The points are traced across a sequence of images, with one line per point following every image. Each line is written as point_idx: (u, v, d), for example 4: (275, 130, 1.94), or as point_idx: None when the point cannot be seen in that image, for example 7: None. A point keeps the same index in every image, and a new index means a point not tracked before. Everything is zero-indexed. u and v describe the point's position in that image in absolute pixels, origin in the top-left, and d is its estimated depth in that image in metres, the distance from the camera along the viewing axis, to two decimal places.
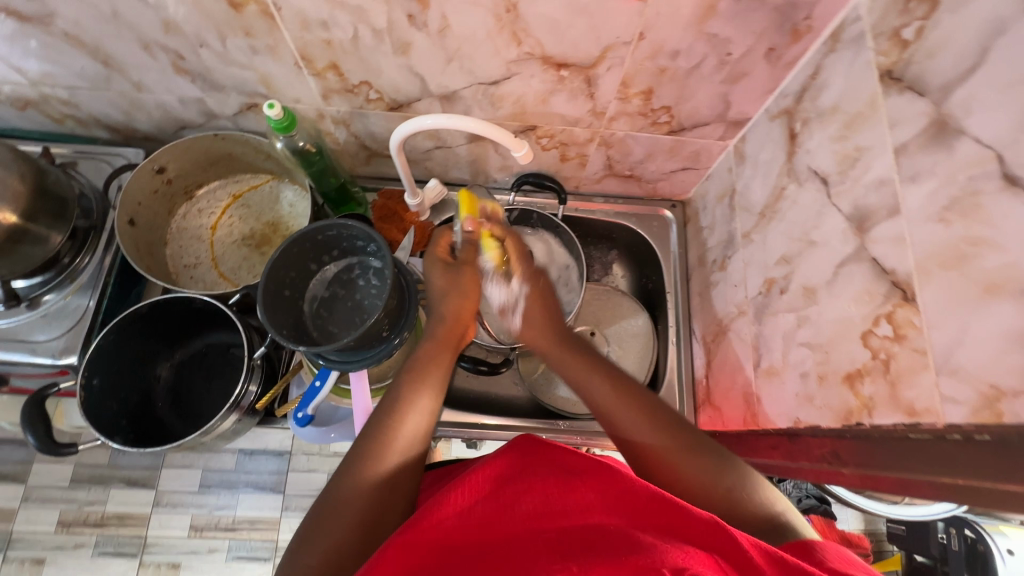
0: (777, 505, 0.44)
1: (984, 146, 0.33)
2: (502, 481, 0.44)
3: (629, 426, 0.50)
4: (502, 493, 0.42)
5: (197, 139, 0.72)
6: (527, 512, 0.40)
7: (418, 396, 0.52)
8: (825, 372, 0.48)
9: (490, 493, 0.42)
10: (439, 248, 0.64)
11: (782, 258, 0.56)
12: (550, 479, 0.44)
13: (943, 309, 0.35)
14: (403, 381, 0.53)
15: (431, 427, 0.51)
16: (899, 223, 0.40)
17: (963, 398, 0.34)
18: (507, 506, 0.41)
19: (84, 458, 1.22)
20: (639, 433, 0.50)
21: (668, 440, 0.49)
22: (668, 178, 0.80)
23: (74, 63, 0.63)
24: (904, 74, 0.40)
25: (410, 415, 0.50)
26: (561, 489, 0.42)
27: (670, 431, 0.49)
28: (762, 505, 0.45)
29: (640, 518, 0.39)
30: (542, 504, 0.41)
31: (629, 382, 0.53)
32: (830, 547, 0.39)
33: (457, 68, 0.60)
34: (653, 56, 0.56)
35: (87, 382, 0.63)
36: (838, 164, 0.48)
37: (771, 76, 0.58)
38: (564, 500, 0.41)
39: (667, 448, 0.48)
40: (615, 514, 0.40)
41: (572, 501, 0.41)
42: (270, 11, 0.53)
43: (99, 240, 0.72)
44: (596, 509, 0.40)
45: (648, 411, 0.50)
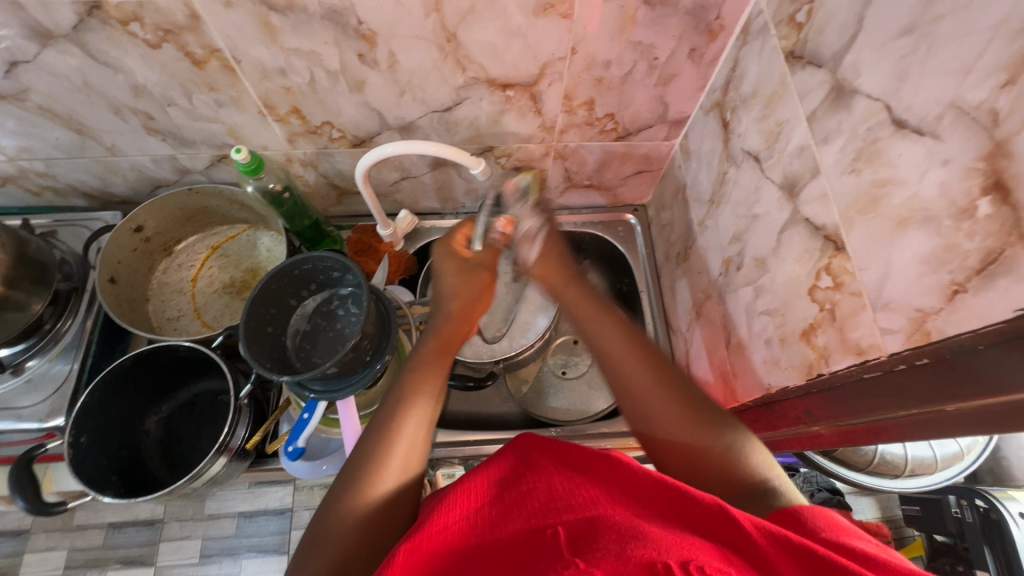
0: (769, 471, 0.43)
1: (874, 100, 0.37)
2: (506, 481, 0.42)
3: (629, 378, 0.52)
4: (504, 496, 0.40)
5: (172, 195, 0.75)
6: (531, 511, 0.37)
7: (413, 401, 0.51)
8: (785, 333, 0.50)
9: (492, 496, 0.40)
10: (456, 241, 0.64)
11: (734, 237, 0.59)
12: (555, 475, 0.40)
13: (868, 250, 0.38)
14: (401, 390, 0.52)
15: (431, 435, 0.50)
16: (821, 181, 0.43)
17: (898, 327, 0.36)
18: (510, 508, 0.38)
19: (77, 542, 1.18)
20: (632, 388, 0.51)
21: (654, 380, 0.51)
22: (626, 183, 0.85)
23: (50, 135, 0.67)
24: (803, 51, 0.45)
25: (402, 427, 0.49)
26: (566, 485, 0.38)
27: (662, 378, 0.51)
28: (751, 470, 0.43)
29: (657, 508, 0.35)
30: (545, 502, 0.37)
31: (639, 338, 0.54)
32: (820, 511, 0.36)
33: (410, 99, 0.64)
34: (588, 68, 0.61)
35: (75, 440, 0.63)
36: (765, 141, 0.52)
37: (698, 74, 0.63)
38: (570, 496, 0.37)
39: (653, 403, 0.49)
40: (627, 505, 0.36)
41: (577, 496, 0.37)
42: (231, 64, 0.57)
43: (81, 301, 0.74)
44: (606, 503, 0.36)
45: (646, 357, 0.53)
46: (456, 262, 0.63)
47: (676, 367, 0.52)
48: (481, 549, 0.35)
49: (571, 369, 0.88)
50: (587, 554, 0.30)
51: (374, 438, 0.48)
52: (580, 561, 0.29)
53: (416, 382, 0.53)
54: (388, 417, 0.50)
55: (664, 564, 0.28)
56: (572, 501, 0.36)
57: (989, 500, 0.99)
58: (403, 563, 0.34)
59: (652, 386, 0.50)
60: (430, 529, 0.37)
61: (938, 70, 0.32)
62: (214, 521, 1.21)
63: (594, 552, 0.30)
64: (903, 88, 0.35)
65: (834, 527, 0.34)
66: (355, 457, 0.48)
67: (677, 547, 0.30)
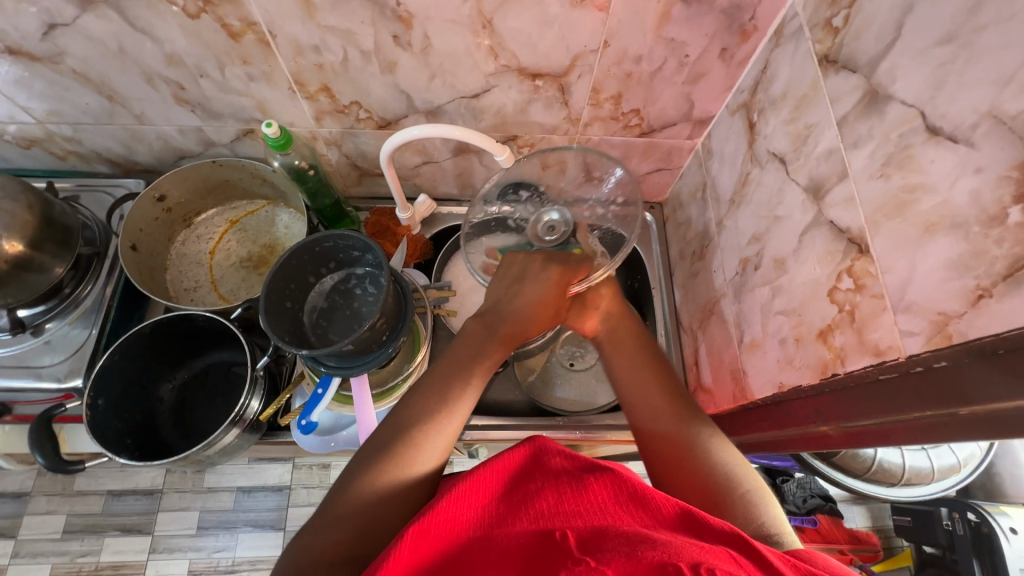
0: (775, 527, 0.44)
1: (909, 106, 0.38)
2: (515, 483, 0.43)
3: (661, 414, 0.54)
4: (514, 497, 0.41)
5: (195, 166, 0.76)
6: (539, 512, 0.38)
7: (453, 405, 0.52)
8: (801, 333, 0.51)
9: (501, 496, 0.42)
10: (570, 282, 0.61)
11: (753, 237, 0.60)
12: (564, 480, 0.42)
13: (893, 253, 0.39)
14: (438, 378, 0.53)
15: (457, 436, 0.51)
16: (849, 185, 0.44)
17: (918, 329, 0.37)
18: (518, 509, 0.40)
19: (77, 507, 1.20)
20: (662, 426, 0.53)
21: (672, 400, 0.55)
22: (644, 180, 0.85)
23: (80, 100, 0.67)
24: (838, 56, 0.46)
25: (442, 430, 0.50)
26: (573, 490, 0.40)
27: (680, 399, 0.55)
28: (751, 516, 0.45)
29: (666, 522, 0.37)
30: (553, 505, 0.39)
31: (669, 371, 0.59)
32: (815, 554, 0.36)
33: (440, 83, 0.65)
34: (618, 62, 0.62)
35: (93, 402, 0.64)
36: (792, 143, 0.52)
37: (727, 75, 0.63)
38: (579, 502, 0.39)
39: (680, 437, 0.51)
40: (634, 517, 0.37)
41: (587, 502, 0.39)
42: (266, 38, 0.58)
43: (102, 267, 0.75)
44: (614, 511, 0.38)
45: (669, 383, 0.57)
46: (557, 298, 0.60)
47: (709, 416, 0.54)
48: (488, 542, 0.37)
49: (579, 361, 0.88)
50: (596, 553, 0.31)
51: (404, 427, 0.49)
52: (590, 560, 0.31)
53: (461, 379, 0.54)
54: (433, 412, 0.50)
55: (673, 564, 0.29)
56: (580, 508, 0.38)
57: (981, 514, 1.01)
58: (411, 546, 0.36)
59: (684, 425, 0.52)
60: (441, 515, 0.39)
61: (976, 79, 0.33)
62: (213, 493, 1.22)
63: (604, 551, 0.31)
64: (940, 96, 0.35)
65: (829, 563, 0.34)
66: (378, 437, 0.49)
67: (686, 550, 0.31)
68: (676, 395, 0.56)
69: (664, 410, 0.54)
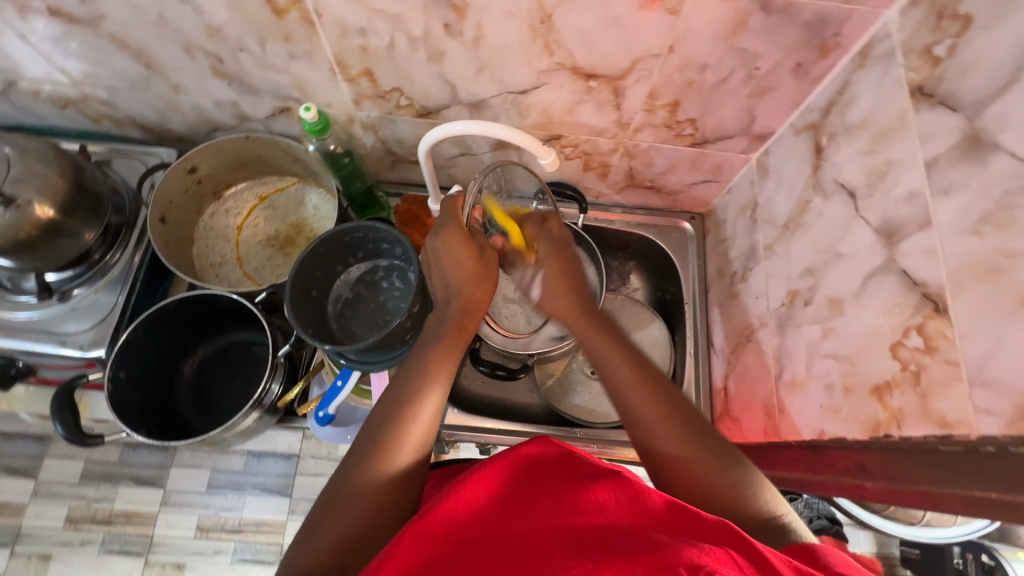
0: (781, 509, 0.45)
1: (1020, 161, 0.34)
2: (518, 480, 0.42)
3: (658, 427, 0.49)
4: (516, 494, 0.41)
5: (228, 140, 0.74)
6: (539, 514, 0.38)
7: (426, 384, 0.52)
8: (851, 384, 0.48)
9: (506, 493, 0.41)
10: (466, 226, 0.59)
11: (806, 270, 0.56)
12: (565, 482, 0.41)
13: (976, 322, 0.36)
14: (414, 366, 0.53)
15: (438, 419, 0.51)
16: (930, 236, 0.40)
17: (999, 410, 0.34)
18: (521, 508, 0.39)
19: (94, 455, 1.23)
20: (664, 438, 0.48)
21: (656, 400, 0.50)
22: (689, 190, 0.81)
23: (117, 65, 0.65)
24: (935, 90, 0.41)
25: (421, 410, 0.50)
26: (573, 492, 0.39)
27: (662, 396, 0.50)
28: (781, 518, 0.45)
29: (655, 519, 0.36)
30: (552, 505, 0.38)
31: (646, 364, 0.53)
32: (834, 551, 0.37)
33: (488, 76, 0.61)
34: (681, 68, 0.57)
35: (115, 374, 0.64)
36: (866, 177, 0.48)
37: (797, 91, 0.59)
38: (575, 501, 0.38)
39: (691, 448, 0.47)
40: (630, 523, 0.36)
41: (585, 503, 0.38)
42: (311, 17, 0.55)
43: (131, 236, 0.74)
44: (612, 512, 0.37)
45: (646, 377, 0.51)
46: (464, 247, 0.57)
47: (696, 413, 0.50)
48: (488, 543, 0.36)
49: None
50: (591, 559, 0.31)
51: (383, 419, 0.49)
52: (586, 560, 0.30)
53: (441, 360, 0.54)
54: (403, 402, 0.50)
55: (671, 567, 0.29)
56: (580, 507, 0.37)
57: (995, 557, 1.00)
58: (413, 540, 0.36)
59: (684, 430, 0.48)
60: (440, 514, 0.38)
61: None
62: (224, 455, 1.24)
63: (601, 554, 0.31)
64: None
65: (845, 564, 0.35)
66: (367, 430, 0.49)
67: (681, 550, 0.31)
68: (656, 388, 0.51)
69: (690, 444, 0.48)
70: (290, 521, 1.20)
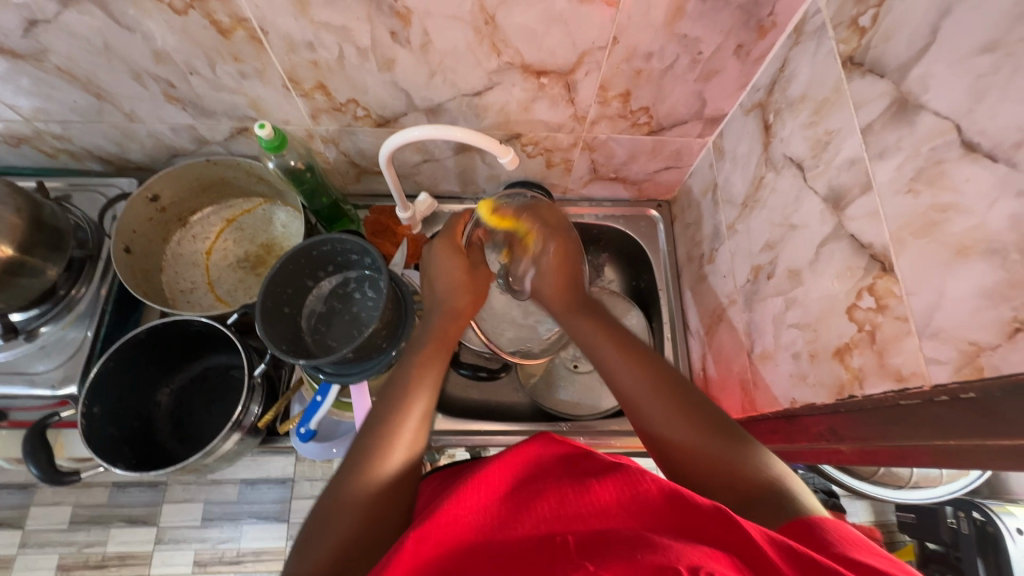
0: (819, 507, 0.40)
1: (943, 118, 0.35)
2: (515, 482, 0.43)
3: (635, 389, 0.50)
4: (517, 496, 0.40)
5: (189, 165, 0.74)
6: (540, 515, 0.37)
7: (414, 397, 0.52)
8: (815, 350, 0.49)
9: (503, 496, 0.41)
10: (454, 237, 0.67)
11: (766, 245, 0.58)
12: (565, 481, 0.41)
13: (919, 276, 0.37)
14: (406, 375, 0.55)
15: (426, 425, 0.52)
16: (872, 198, 0.42)
17: (946, 358, 0.35)
18: (521, 510, 0.39)
19: (82, 499, 1.20)
20: (639, 398, 0.49)
21: (665, 400, 0.48)
22: (652, 178, 0.83)
23: (67, 98, 0.65)
24: (864, 58, 0.43)
25: (408, 415, 0.51)
26: (574, 490, 0.39)
27: (667, 387, 0.49)
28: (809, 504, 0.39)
29: (656, 509, 0.36)
30: (554, 506, 0.38)
31: (652, 362, 0.52)
32: (837, 523, 0.35)
33: (440, 81, 0.62)
34: (628, 58, 0.59)
35: (88, 409, 0.63)
36: (811, 149, 0.50)
37: (742, 72, 0.60)
38: (575, 502, 0.38)
39: (660, 403, 0.48)
40: (634, 515, 0.36)
41: (587, 502, 0.37)
42: (257, 35, 0.55)
43: (95, 269, 0.73)
44: (614, 510, 0.37)
45: (651, 374, 0.51)
46: (457, 262, 0.65)
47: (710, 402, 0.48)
48: (492, 549, 0.36)
49: (583, 362, 0.87)
50: (596, 560, 0.31)
51: (375, 429, 0.50)
52: (591, 564, 0.30)
53: (428, 369, 0.56)
54: (395, 414, 0.51)
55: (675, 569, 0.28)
56: (581, 508, 0.37)
57: (987, 514, 1.01)
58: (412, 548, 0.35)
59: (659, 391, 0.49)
60: (441, 517, 0.38)
61: (1022, 94, 0.30)
62: (216, 486, 1.22)
63: (604, 556, 0.31)
64: (978, 109, 0.33)
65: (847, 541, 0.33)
66: (359, 442, 0.49)
67: (685, 552, 0.30)
68: (663, 385, 0.49)
69: (705, 433, 0.45)
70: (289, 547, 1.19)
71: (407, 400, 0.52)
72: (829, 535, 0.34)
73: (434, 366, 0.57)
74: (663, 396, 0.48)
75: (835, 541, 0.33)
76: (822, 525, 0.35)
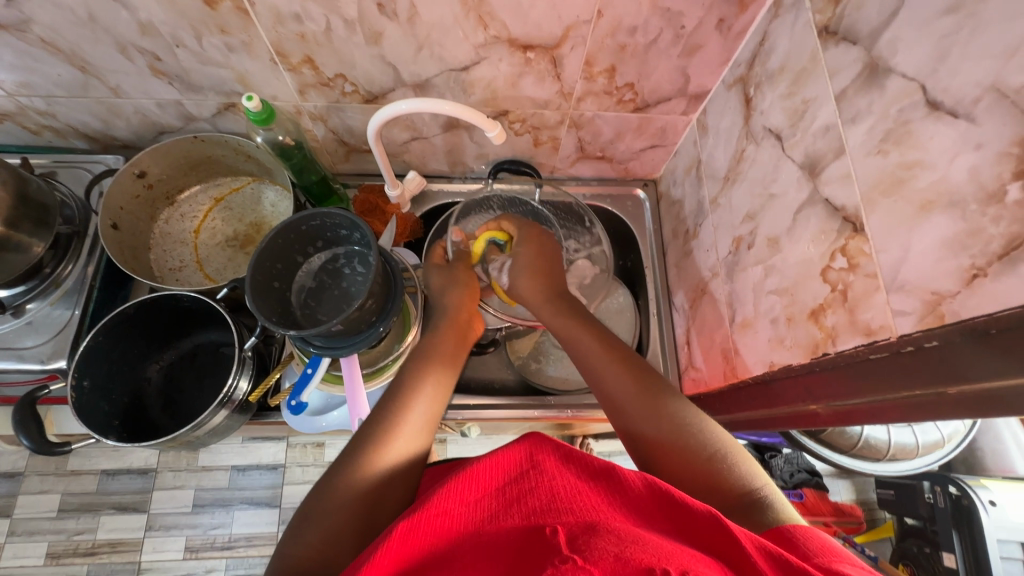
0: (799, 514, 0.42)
1: (910, 79, 0.37)
2: (508, 475, 0.44)
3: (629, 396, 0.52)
4: (507, 490, 0.42)
5: (176, 142, 0.74)
6: (531, 509, 0.39)
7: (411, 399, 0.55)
8: (792, 313, 0.51)
9: (494, 490, 0.43)
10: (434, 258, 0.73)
11: (747, 216, 0.59)
12: (556, 477, 0.43)
13: (887, 232, 0.39)
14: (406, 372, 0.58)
15: (427, 423, 0.54)
16: (845, 162, 0.43)
17: (911, 309, 0.37)
18: (511, 504, 0.41)
19: (71, 486, 1.20)
20: (620, 396, 0.52)
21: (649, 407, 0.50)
22: (638, 157, 0.84)
23: (51, 71, 0.64)
24: (838, 27, 0.44)
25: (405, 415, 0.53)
26: (567, 489, 0.41)
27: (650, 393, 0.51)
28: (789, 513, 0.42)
29: (645, 515, 0.38)
30: (544, 501, 0.40)
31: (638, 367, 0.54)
32: (811, 533, 0.37)
33: (428, 55, 0.62)
34: (612, 33, 0.60)
35: (78, 382, 0.64)
36: (789, 119, 0.51)
37: (724, 47, 0.62)
38: (571, 500, 0.40)
39: (674, 432, 0.48)
40: (622, 514, 0.38)
41: (577, 501, 0.39)
42: (244, 6, 0.55)
43: (83, 246, 0.73)
44: (602, 508, 0.39)
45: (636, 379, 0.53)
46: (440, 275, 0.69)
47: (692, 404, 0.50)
48: (481, 538, 0.37)
49: None
50: (582, 553, 0.32)
51: (372, 426, 0.52)
52: (577, 558, 0.32)
53: (424, 372, 0.58)
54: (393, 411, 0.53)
55: (661, 572, 0.30)
56: (571, 504, 0.39)
57: (962, 488, 1.04)
58: (402, 540, 0.37)
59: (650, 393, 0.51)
60: (434, 512, 0.40)
61: (981, 51, 0.32)
62: (207, 472, 1.23)
63: (590, 550, 0.33)
64: (942, 69, 0.35)
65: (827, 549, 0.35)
66: (354, 438, 0.51)
67: (675, 556, 0.33)
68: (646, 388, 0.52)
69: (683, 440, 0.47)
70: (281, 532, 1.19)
71: (407, 404, 0.55)
72: (811, 545, 0.35)
73: (443, 382, 0.59)
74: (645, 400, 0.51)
75: (814, 551, 0.34)
76: (809, 544, 0.36)
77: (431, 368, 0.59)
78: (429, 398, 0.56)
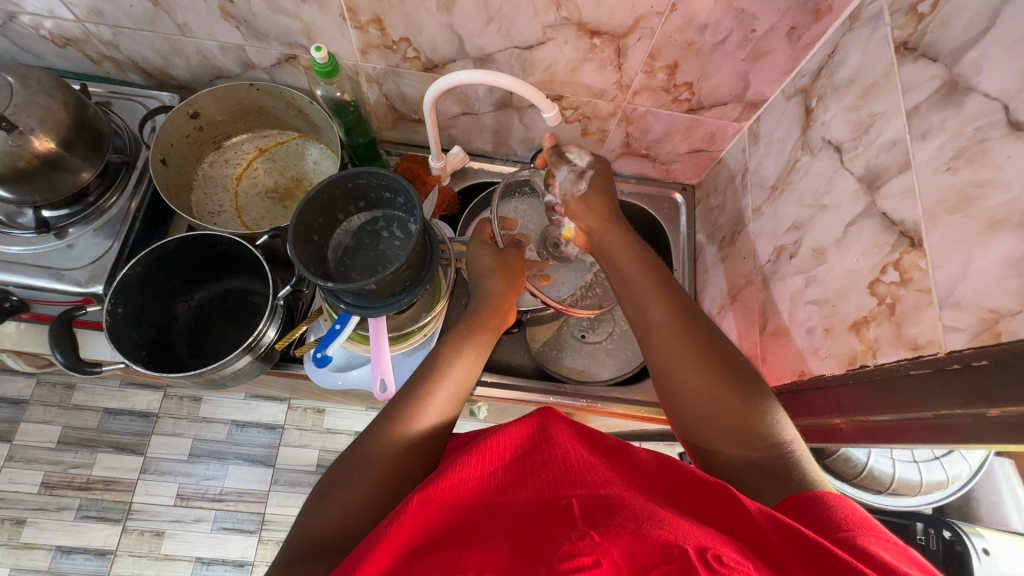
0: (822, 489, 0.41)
1: (992, 99, 0.37)
2: (521, 448, 0.43)
3: (701, 398, 0.47)
4: (521, 462, 0.41)
5: (232, 87, 0.75)
6: (546, 480, 0.39)
7: (437, 385, 0.54)
8: (831, 324, 0.51)
9: (509, 463, 0.42)
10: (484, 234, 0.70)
11: (792, 225, 0.59)
12: (571, 453, 0.42)
13: (948, 249, 0.39)
14: (436, 356, 0.57)
15: (451, 405, 0.54)
16: (909, 177, 0.43)
17: (964, 325, 0.37)
18: (525, 474, 0.40)
19: (73, 420, 1.21)
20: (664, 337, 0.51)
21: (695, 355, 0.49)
22: (681, 160, 0.84)
23: (124, 2, 0.65)
24: (918, 43, 0.44)
25: (427, 406, 0.52)
26: (581, 462, 0.40)
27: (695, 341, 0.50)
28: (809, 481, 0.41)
29: (661, 495, 0.38)
30: (560, 473, 0.39)
31: (686, 310, 0.53)
32: (841, 500, 0.37)
33: (495, 29, 0.63)
34: (682, 28, 0.60)
35: (112, 309, 0.65)
36: (852, 131, 0.51)
37: (789, 57, 0.62)
38: (586, 474, 0.39)
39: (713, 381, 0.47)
40: (639, 491, 0.38)
41: (594, 474, 0.39)
42: None
43: (129, 177, 0.74)
44: (618, 483, 0.38)
45: (680, 324, 0.51)
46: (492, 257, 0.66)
47: (732, 359, 0.49)
48: (495, 507, 0.38)
49: (591, 333, 0.89)
50: (600, 528, 0.33)
51: (394, 408, 0.52)
52: (594, 533, 0.32)
53: (452, 361, 0.56)
54: (416, 391, 0.53)
55: (681, 547, 0.31)
56: (586, 477, 0.39)
57: (957, 532, 0.94)
58: (418, 510, 0.37)
59: (700, 365, 0.48)
60: (445, 480, 0.39)
61: None
62: (207, 423, 1.24)
63: (608, 526, 0.33)
64: None
65: (857, 522, 0.34)
66: (378, 416, 0.52)
67: (693, 532, 0.33)
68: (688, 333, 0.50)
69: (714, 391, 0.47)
70: (272, 491, 1.19)
71: (428, 394, 0.53)
72: (837, 516, 0.35)
73: (469, 371, 0.57)
74: (690, 346, 0.50)
75: (845, 524, 0.34)
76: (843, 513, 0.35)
77: (459, 358, 0.56)
78: (456, 384, 0.55)
